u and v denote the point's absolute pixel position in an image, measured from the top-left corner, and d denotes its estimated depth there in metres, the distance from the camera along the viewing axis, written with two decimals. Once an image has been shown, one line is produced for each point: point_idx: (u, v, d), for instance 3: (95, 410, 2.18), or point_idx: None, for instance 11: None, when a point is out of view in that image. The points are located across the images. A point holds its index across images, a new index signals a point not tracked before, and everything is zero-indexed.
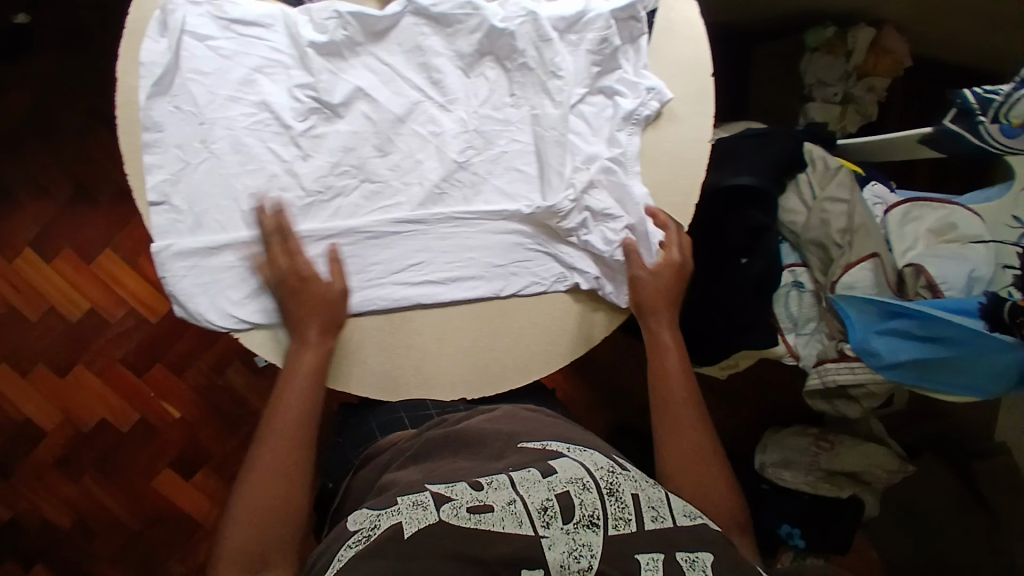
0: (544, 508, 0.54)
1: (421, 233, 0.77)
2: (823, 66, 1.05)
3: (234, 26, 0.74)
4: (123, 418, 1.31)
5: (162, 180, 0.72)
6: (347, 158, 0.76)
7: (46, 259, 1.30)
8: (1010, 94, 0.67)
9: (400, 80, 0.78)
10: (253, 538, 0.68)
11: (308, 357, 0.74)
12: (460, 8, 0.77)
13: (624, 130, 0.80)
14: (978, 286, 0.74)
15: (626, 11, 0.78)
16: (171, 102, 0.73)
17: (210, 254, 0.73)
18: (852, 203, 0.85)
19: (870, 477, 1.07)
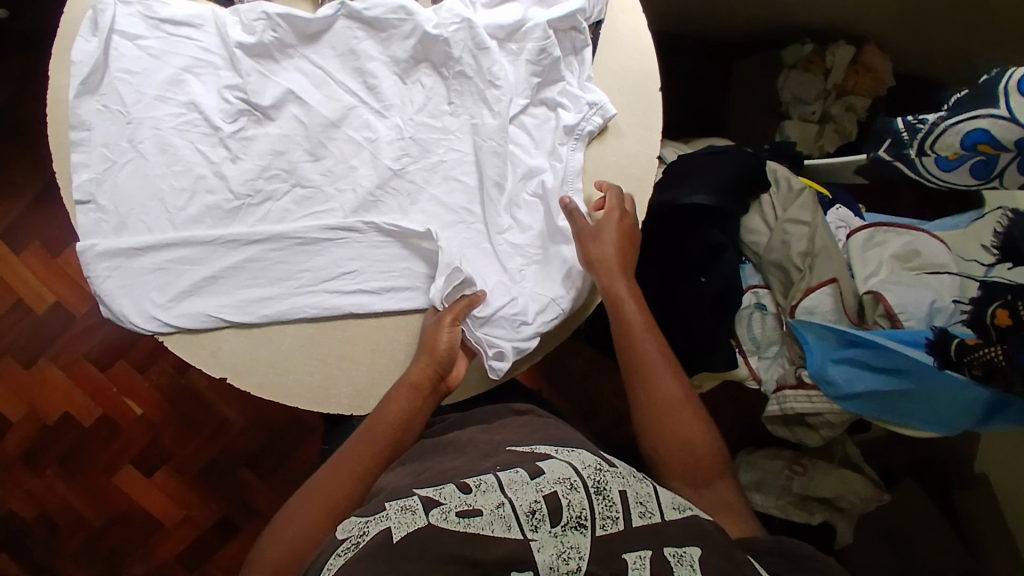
0: (533, 511, 0.50)
1: (358, 237, 0.69)
2: (801, 83, 1.08)
3: (165, 26, 0.67)
4: (86, 413, 1.20)
5: (88, 180, 0.65)
6: (278, 163, 0.69)
7: (13, 251, 1.17)
8: (937, 123, 0.59)
9: (333, 83, 0.70)
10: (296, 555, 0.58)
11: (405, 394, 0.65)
12: (393, 13, 0.67)
13: (570, 146, 0.70)
14: (939, 317, 0.75)
15: (566, 22, 0.68)
16: (99, 100, 0.66)
17: (133, 255, 0.65)
18: (813, 226, 0.84)
19: (844, 503, 1.16)
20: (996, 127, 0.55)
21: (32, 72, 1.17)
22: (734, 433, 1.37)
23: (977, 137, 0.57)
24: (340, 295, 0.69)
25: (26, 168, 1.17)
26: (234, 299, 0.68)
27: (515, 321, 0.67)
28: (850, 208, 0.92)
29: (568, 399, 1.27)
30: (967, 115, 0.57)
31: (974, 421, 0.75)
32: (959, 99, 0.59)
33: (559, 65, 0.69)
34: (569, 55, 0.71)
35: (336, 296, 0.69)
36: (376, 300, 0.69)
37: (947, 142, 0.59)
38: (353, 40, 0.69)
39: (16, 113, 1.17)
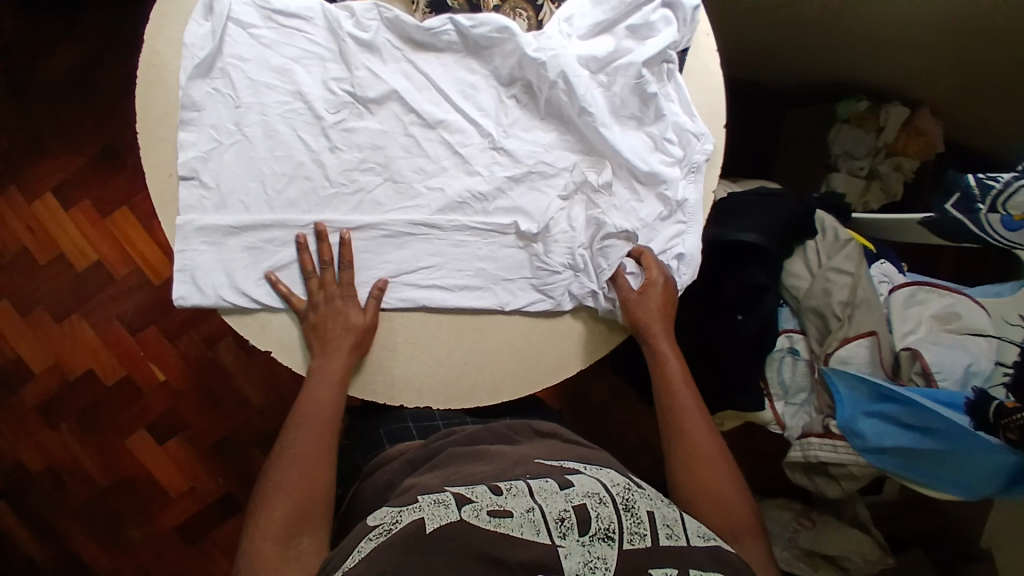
0: (562, 519, 0.51)
1: (436, 234, 0.70)
2: (852, 138, 1.10)
3: (277, 17, 0.69)
4: (110, 372, 1.21)
5: (194, 158, 0.68)
6: (375, 157, 0.70)
7: (65, 208, 1.20)
8: (1010, 182, 0.61)
9: (434, 90, 0.71)
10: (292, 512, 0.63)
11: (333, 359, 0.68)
12: (496, 32, 0.68)
13: (679, 181, 0.72)
14: (976, 379, 0.76)
15: (657, 57, 0.69)
16: (211, 83, 0.68)
17: (232, 234, 0.68)
18: (856, 277, 0.84)
19: (848, 564, 1.14)
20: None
21: (115, 40, 1.21)
22: (745, 478, 1.36)
23: None
24: (415, 287, 0.70)
25: (91, 130, 1.20)
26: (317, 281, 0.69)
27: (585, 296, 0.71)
28: (893, 265, 0.92)
29: (584, 422, 1.27)
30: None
31: (999, 489, 0.74)
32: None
33: (657, 100, 0.70)
34: (666, 85, 0.71)
35: (413, 287, 0.70)
36: (451, 297, 0.70)
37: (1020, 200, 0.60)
38: (446, 56, 0.71)
39: (90, 77, 1.20)
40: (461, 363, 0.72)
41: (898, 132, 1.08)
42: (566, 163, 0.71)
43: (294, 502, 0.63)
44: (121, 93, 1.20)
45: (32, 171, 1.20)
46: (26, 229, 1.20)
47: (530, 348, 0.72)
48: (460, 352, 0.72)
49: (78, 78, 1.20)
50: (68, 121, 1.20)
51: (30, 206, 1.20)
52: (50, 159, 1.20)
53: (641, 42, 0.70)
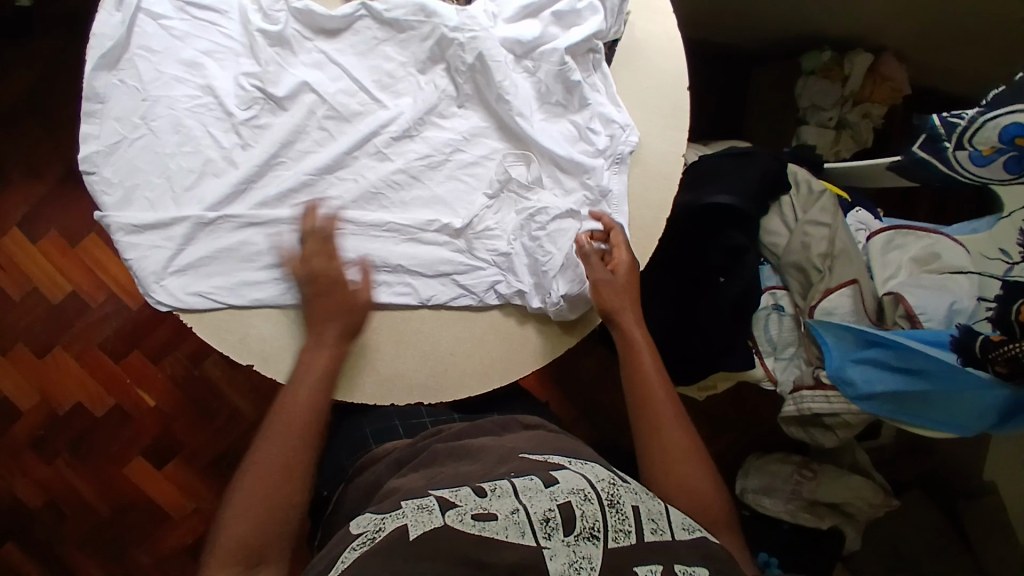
0: (546, 519, 0.51)
1: (352, 227, 0.65)
2: (818, 91, 1.09)
3: (190, 8, 0.63)
4: (99, 402, 1.20)
5: (95, 152, 0.62)
6: (287, 153, 0.65)
7: (33, 240, 1.17)
8: (975, 118, 0.60)
9: (349, 78, 0.65)
10: (253, 544, 0.54)
11: (321, 359, 0.63)
12: (413, 15, 0.64)
13: (606, 170, 0.67)
14: (960, 317, 0.76)
15: (583, 46, 0.65)
16: (117, 75, 0.63)
17: (133, 232, 0.62)
18: (833, 227, 0.85)
19: (853, 509, 1.17)
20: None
21: (63, 61, 1.18)
22: (743, 436, 1.37)
23: (1014, 131, 0.58)
24: None
25: (50, 156, 1.17)
26: (227, 281, 0.64)
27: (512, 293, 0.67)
28: (869, 212, 0.93)
29: (577, 399, 1.28)
30: (1006, 109, 0.58)
31: (989, 425, 0.75)
32: (996, 94, 0.59)
33: (581, 88, 0.66)
34: (592, 75, 0.67)
35: None
36: (370, 293, 0.66)
37: (986, 136, 0.60)
38: (355, 40, 0.65)
39: (45, 102, 1.17)
40: (449, 356, 0.68)
41: (864, 79, 1.08)
42: (484, 148, 0.67)
43: (257, 533, 0.55)
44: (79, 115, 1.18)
45: None
46: None
47: (514, 334, 0.69)
48: (447, 344, 0.68)
49: (33, 104, 1.17)
50: (22, 149, 1.17)
51: None
52: (8, 189, 1.17)
53: (567, 30, 0.65)
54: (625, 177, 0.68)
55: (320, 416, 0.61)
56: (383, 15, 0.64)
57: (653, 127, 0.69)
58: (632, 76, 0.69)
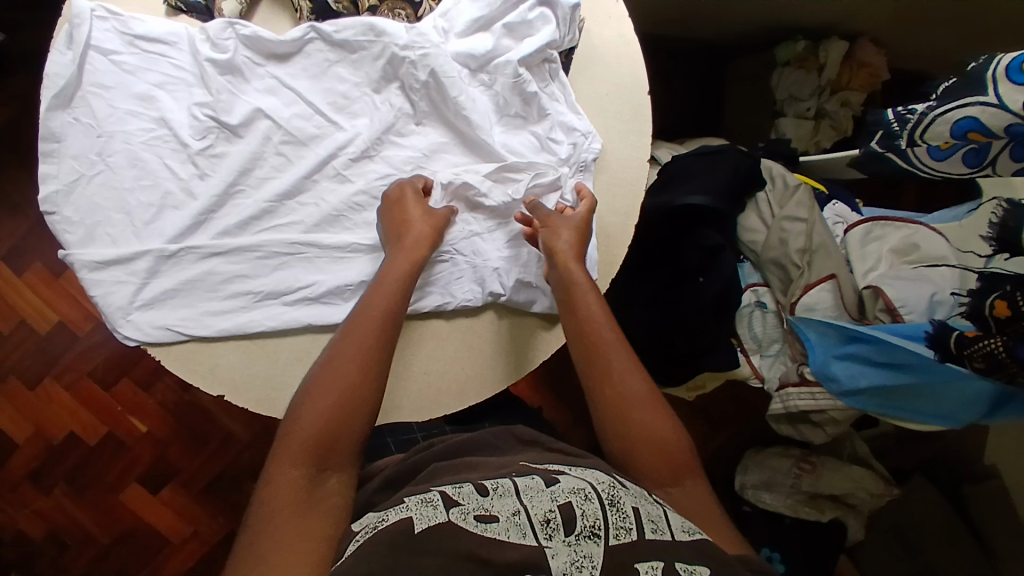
0: (547, 520, 0.49)
1: (315, 251, 0.65)
2: (795, 81, 1.08)
3: (140, 42, 0.62)
4: (92, 432, 1.20)
5: (55, 192, 0.61)
6: (246, 180, 0.64)
7: (16, 274, 1.17)
8: (927, 112, 0.59)
9: (304, 103, 0.64)
10: (327, 431, 0.53)
11: (405, 258, 0.61)
12: (363, 35, 0.62)
13: (566, 177, 0.66)
14: (941, 310, 0.74)
15: (537, 57, 0.64)
16: (71, 114, 0.61)
17: (97, 269, 0.61)
18: (810, 222, 0.83)
19: (854, 500, 1.16)
20: (984, 115, 0.54)
21: (35, 97, 1.18)
22: (741, 432, 1.35)
23: (966, 125, 0.56)
24: (296, 307, 0.64)
25: (29, 192, 1.17)
26: (194, 311, 0.63)
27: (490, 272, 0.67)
28: (847, 203, 0.91)
29: (571, 404, 1.27)
30: (956, 102, 0.56)
31: (980, 415, 0.74)
32: (949, 87, 0.58)
33: (539, 99, 0.65)
34: (550, 85, 0.66)
35: (294, 309, 0.64)
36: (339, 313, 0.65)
37: (938, 131, 0.59)
38: (305, 61, 0.64)
39: (19, 137, 1.17)
40: (424, 376, 0.68)
41: (839, 68, 1.07)
42: (445, 163, 0.67)
43: (336, 415, 0.54)
44: None
45: None
46: None
47: (493, 344, 0.69)
48: (422, 363, 0.68)
49: (8, 139, 1.17)
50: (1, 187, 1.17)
51: None
52: None
53: (520, 41, 0.64)
54: (591, 185, 0.67)
55: (399, 310, 0.60)
56: (332, 39, 0.63)
57: (615, 133, 0.68)
58: (591, 82, 0.68)
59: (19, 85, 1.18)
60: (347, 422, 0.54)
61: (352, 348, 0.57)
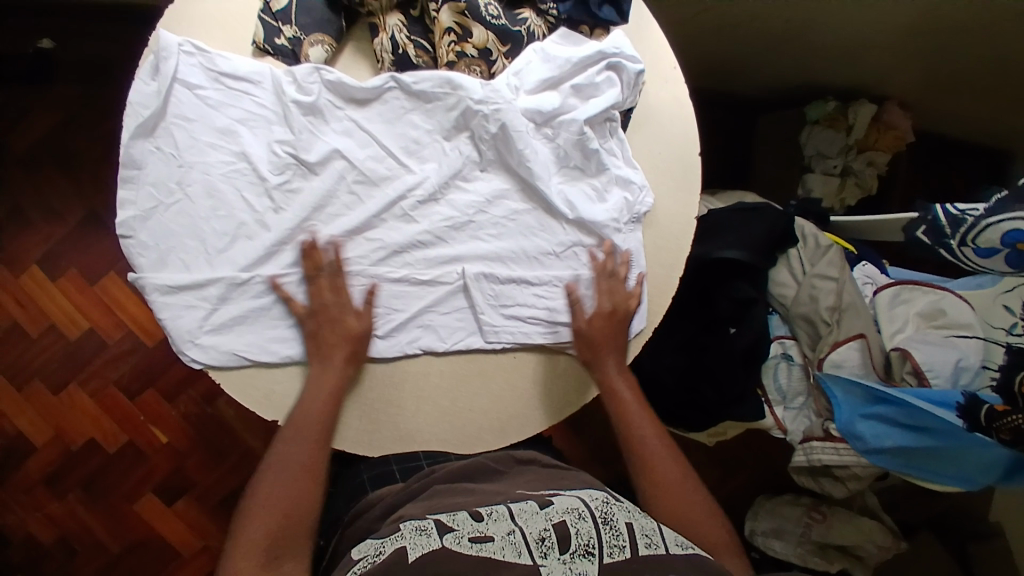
0: (542, 538, 0.54)
1: (375, 285, 0.67)
2: (824, 139, 1.11)
3: (225, 79, 0.64)
4: (112, 439, 1.21)
5: (132, 217, 0.63)
6: (317, 216, 0.66)
7: (51, 279, 1.19)
8: (980, 218, 0.63)
9: (377, 144, 0.66)
10: (270, 537, 0.62)
11: (327, 382, 0.65)
12: (439, 87, 0.64)
13: (620, 230, 0.69)
14: (965, 376, 0.78)
15: (601, 116, 0.66)
16: (153, 142, 0.63)
17: (168, 292, 0.63)
18: (841, 282, 0.86)
19: (863, 552, 1.16)
20: None
21: (84, 108, 1.20)
22: (752, 478, 1.36)
23: (1017, 236, 0.61)
24: None
25: (71, 199, 1.19)
26: (259, 338, 0.66)
27: (539, 322, 0.70)
28: (875, 264, 0.93)
29: (587, 439, 1.29)
30: (1009, 215, 0.61)
31: (997, 479, 0.77)
32: (1001, 197, 0.62)
33: (599, 155, 0.67)
34: (609, 141, 0.68)
35: None
36: (395, 345, 0.69)
37: (989, 237, 0.63)
38: (379, 109, 0.66)
39: (62, 145, 1.19)
40: (468, 411, 0.70)
41: (867, 128, 1.11)
42: (504, 210, 0.69)
43: (274, 528, 0.62)
44: (98, 160, 1.20)
45: (12, 244, 1.18)
46: (14, 303, 1.19)
47: (534, 389, 0.71)
48: (470, 397, 0.70)
49: (56, 148, 1.19)
50: (45, 195, 1.19)
51: (15, 279, 1.18)
52: (27, 231, 1.18)
53: (586, 101, 0.66)
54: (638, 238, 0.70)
55: (325, 430, 0.65)
56: (411, 93, 0.65)
57: (667, 189, 0.71)
58: (647, 139, 0.71)
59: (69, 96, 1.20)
60: (288, 529, 0.63)
61: (286, 474, 0.64)
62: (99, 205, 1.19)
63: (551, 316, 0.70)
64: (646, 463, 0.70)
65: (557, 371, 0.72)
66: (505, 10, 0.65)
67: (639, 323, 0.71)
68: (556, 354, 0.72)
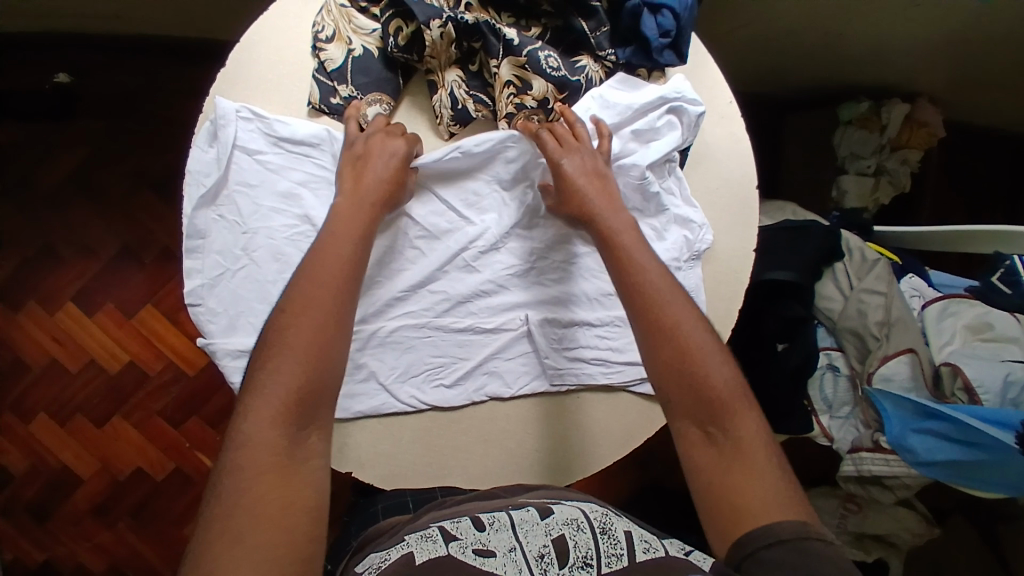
0: (542, 555, 0.50)
1: (440, 335, 0.68)
2: (857, 139, 1.11)
3: (284, 143, 0.63)
4: (159, 467, 1.22)
5: (200, 285, 0.63)
6: (382, 273, 0.67)
7: (88, 314, 1.19)
8: None
9: (438, 200, 0.67)
10: (296, 394, 0.49)
11: (346, 217, 0.58)
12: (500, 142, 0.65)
13: (681, 268, 0.68)
14: (1014, 390, 0.79)
15: (661, 159, 0.66)
16: (218, 210, 0.63)
17: (239, 357, 0.62)
18: (889, 296, 0.87)
19: (897, 539, 1.19)
20: None
21: (109, 142, 1.19)
22: None
23: None
24: (422, 390, 0.68)
25: (102, 233, 1.18)
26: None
27: (603, 363, 0.69)
28: (920, 274, 0.94)
29: None
30: None
31: None
32: None
33: (659, 197, 0.67)
34: (667, 181, 0.68)
35: (424, 392, 0.68)
36: (461, 394, 0.68)
37: None
38: (440, 167, 0.66)
39: (91, 179, 1.19)
40: (533, 453, 0.69)
41: (901, 127, 1.10)
42: (566, 254, 0.69)
43: (302, 381, 0.50)
44: (127, 192, 1.19)
45: (46, 281, 1.18)
46: (52, 339, 1.19)
47: (598, 430, 0.70)
48: (535, 441, 0.69)
49: (84, 183, 1.19)
50: (76, 230, 1.18)
51: (51, 316, 1.18)
52: (60, 269, 1.18)
53: (645, 144, 0.66)
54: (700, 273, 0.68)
55: (352, 268, 0.56)
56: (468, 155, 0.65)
57: (725, 224, 0.70)
58: (703, 177, 0.70)
59: (94, 128, 1.19)
60: (315, 387, 0.50)
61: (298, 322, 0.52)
62: (130, 238, 1.19)
63: (617, 357, 0.69)
64: (650, 313, 0.55)
65: (625, 409, 0.70)
66: (563, 60, 0.64)
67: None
68: (623, 395, 0.70)
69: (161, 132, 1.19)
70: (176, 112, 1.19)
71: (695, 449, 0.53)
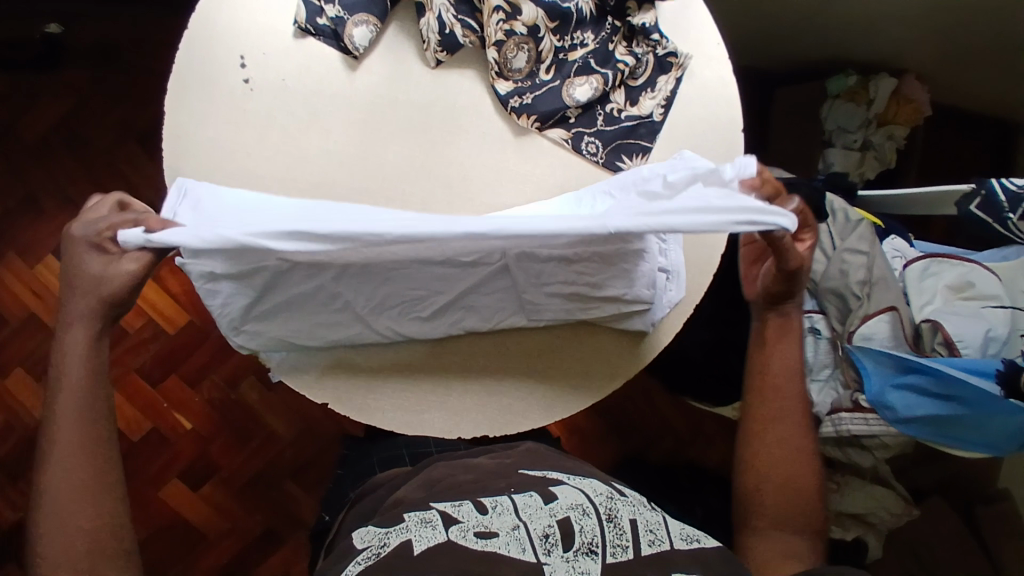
0: (546, 535, 0.53)
1: (417, 268, 0.65)
2: (844, 113, 1.12)
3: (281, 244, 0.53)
4: (136, 427, 1.20)
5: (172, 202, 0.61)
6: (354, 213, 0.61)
7: None
8: None
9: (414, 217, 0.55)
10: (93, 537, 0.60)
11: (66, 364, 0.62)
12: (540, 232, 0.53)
13: None
14: (994, 345, 0.79)
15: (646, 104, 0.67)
16: (205, 129, 0.64)
17: (209, 279, 0.61)
18: (871, 255, 0.87)
19: (875, 519, 1.14)
20: None
21: (96, 93, 1.18)
22: None
23: None
24: (398, 321, 0.67)
25: (85, 185, 1.17)
26: (306, 322, 0.65)
27: (583, 296, 0.68)
28: (903, 237, 0.95)
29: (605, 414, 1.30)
30: None
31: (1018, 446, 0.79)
32: None
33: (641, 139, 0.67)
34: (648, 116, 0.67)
35: (402, 323, 0.67)
36: (440, 327, 0.68)
37: None
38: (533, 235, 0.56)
39: (76, 131, 1.18)
40: (512, 391, 0.70)
41: (888, 102, 1.10)
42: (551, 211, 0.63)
43: (95, 526, 0.60)
44: (112, 143, 1.18)
45: (27, 232, 1.16)
46: (30, 292, 1.17)
47: (579, 369, 0.70)
48: (513, 378, 0.70)
49: (69, 133, 1.18)
50: (59, 180, 1.17)
51: (31, 268, 1.16)
52: (42, 221, 1.16)
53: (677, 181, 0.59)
54: None
55: (94, 416, 0.62)
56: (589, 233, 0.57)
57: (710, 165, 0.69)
58: (691, 117, 0.69)
59: (80, 78, 1.18)
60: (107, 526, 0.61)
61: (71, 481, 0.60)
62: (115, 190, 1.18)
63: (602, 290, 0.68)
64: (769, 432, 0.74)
65: (606, 348, 0.71)
66: None
67: (678, 293, 0.70)
68: (605, 331, 0.71)
69: (147, 84, 1.19)
70: (164, 65, 1.19)
71: (770, 542, 0.72)
